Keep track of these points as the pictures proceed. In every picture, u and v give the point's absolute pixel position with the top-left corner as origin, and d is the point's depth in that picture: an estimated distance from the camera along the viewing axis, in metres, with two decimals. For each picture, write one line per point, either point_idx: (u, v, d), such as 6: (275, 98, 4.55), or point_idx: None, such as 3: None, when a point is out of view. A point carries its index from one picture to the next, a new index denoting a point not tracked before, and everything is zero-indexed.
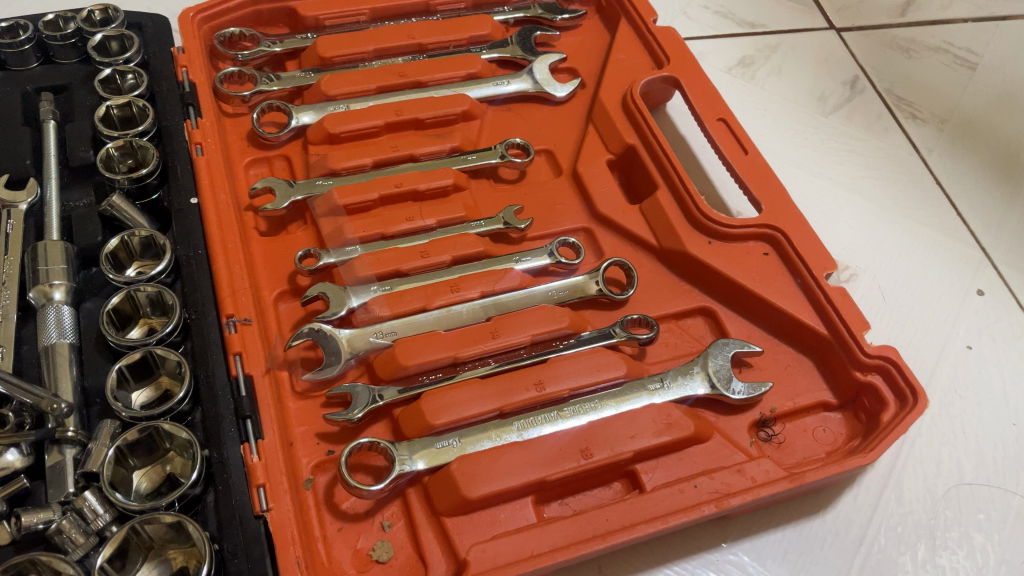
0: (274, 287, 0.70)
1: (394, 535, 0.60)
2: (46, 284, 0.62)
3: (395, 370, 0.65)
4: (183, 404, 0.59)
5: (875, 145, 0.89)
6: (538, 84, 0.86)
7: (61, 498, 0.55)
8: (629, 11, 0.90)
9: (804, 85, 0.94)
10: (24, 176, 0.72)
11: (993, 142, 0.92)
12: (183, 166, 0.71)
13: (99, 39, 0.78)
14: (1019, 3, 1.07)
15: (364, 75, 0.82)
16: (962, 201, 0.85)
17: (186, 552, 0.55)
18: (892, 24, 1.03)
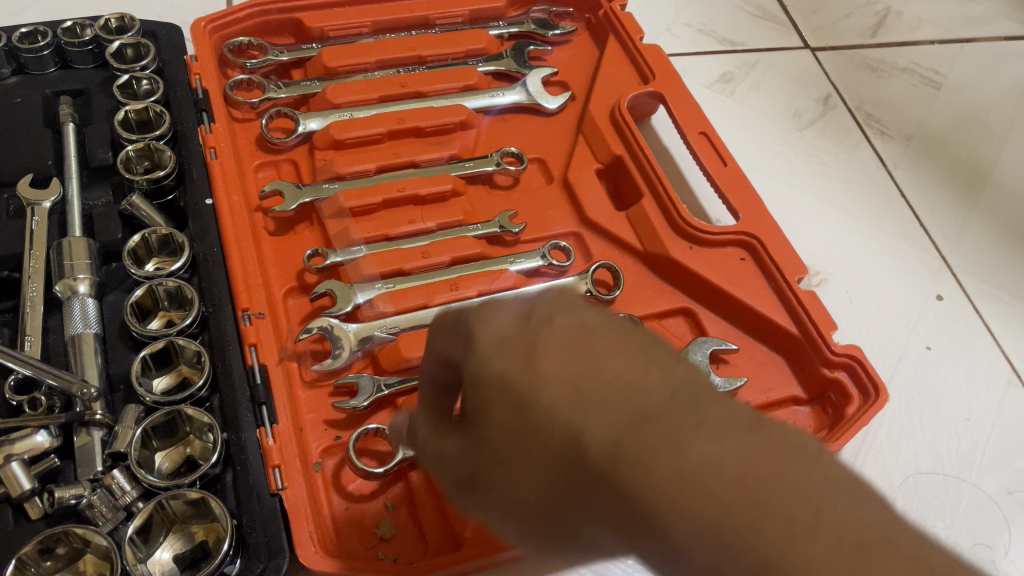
0: (284, 283, 0.74)
1: (397, 514, 0.65)
2: (71, 278, 0.66)
3: (398, 361, 0.70)
4: (202, 390, 0.63)
5: (846, 158, 0.95)
6: (531, 96, 0.91)
7: (90, 476, 0.59)
8: (617, 29, 0.95)
9: (780, 101, 1.00)
10: (47, 175, 0.76)
11: (955, 158, 0.98)
12: (198, 169, 0.75)
13: (117, 46, 0.82)
14: (981, 27, 1.13)
15: (366, 85, 0.87)
16: (925, 213, 0.92)
17: (207, 526, 0.59)
18: (864, 45, 1.09)
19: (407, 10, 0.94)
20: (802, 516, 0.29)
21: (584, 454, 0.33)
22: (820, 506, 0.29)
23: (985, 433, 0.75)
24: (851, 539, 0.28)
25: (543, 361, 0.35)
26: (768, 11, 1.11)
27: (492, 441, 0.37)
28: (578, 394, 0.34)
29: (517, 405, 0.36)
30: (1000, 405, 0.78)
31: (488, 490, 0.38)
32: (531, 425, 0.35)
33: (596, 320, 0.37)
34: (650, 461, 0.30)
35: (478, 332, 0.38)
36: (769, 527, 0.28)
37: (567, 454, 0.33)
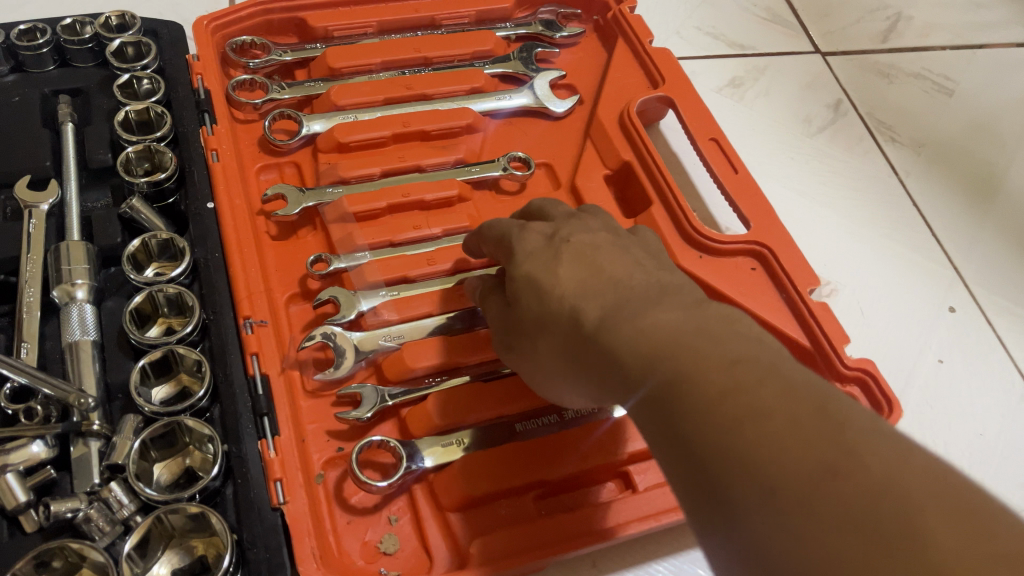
0: (286, 289, 0.73)
1: (400, 528, 0.63)
2: (69, 283, 0.65)
3: (403, 371, 0.68)
4: (203, 401, 0.62)
5: (856, 165, 0.94)
6: (538, 99, 0.89)
7: (87, 488, 0.57)
8: (626, 31, 0.94)
9: (790, 107, 0.98)
10: (44, 176, 0.74)
11: (966, 166, 0.96)
12: (199, 172, 0.73)
13: (117, 45, 0.80)
14: (993, 34, 1.12)
15: (372, 87, 0.85)
16: (936, 222, 0.90)
17: (207, 540, 0.58)
18: (874, 50, 1.08)
19: (412, 10, 0.92)
20: (692, 342, 0.37)
21: (579, 326, 0.45)
22: (710, 335, 0.38)
23: (997, 448, 0.74)
24: (727, 356, 0.36)
25: (564, 269, 0.50)
26: (777, 15, 1.09)
27: (538, 329, 0.51)
28: (582, 285, 0.47)
29: (538, 292, 0.50)
30: (1013, 419, 0.76)
31: (555, 369, 0.51)
32: (556, 310, 0.48)
33: (609, 247, 0.51)
34: (614, 324, 0.43)
35: (518, 247, 0.55)
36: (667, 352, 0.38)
37: (572, 326, 0.46)
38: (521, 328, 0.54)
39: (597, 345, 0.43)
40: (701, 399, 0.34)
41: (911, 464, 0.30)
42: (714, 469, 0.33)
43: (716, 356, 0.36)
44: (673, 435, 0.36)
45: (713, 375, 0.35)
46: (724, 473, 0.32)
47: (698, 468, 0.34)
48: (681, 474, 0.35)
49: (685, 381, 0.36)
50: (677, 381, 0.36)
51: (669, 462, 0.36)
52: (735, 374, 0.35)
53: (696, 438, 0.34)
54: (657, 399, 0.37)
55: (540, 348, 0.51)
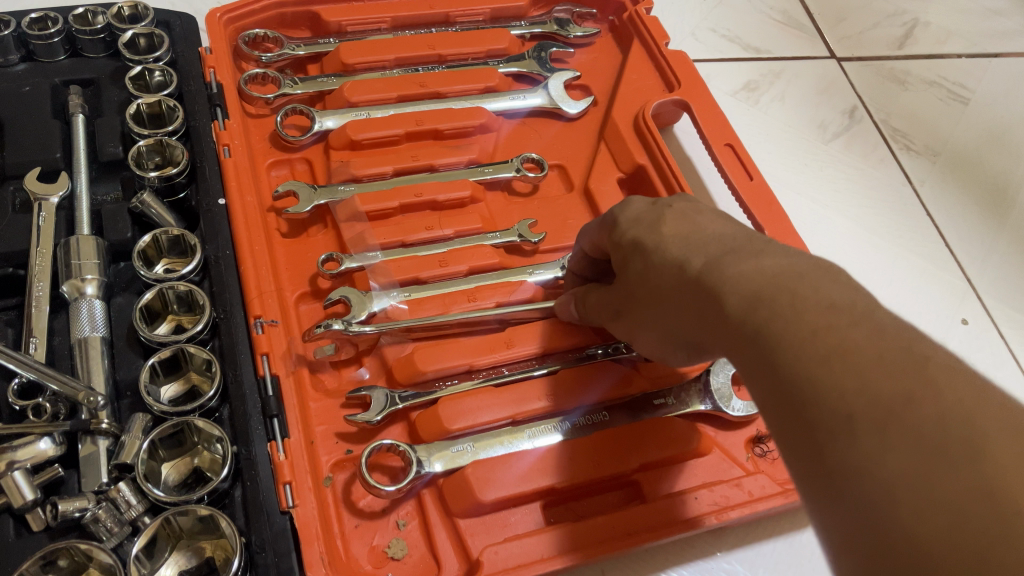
0: (296, 287, 0.72)
1: (408, 533, 0.63)
2: (78, 279, 0.64)
3: (413, 373, 0.68)
4: (212, 401, 0.61)
5: (871, 173, 0.93)
6: (552, 99, 0.89)
7: (95, 488, 0.57)
8: (642, 32, 0.93)
9: (805, 112, 0.98)
10: (55, 168, 0.74)
11: (981, 176, 0.96)
12: (211, 166, 0.73)
13: (129, 36, 0.79)
14: (1009, 41, 1.11)
15: (385, 84, 0.84)
16: (950, 232, 0.90)
17: (215, 542, 0.57)
18: (890, 56, 1.07)
19: (427, 7, 0.91)
20: (779, 287, 0.36)
21: (671, 283, 0.44)
22: (800, 278, 0.36)
23: None
24: (821, 299, 0.34)
25: (664, 231, 0.48)
26: (793, 18, 1.08)
27: (634, 288, 0.50)
28: (687, 241, 0.46)
29: (643, 251, 0.48)
30: None
31: (646, 325, 0.50)
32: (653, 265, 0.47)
33: (712, 212, 0.49)
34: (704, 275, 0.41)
35: (622, 212, 0.53)
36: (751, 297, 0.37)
37: (664, 278, 0.45)
38: (618, 294, 0.53)
39: (687, 295, 0.43)
40: (787, 343, 0.33)
41: (991, 406, 0.29)
42: (799, 402, 0.32)
43: (801, 300, 0.34)
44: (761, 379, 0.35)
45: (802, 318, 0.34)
46: (811, 409, 0.32)
47: (783, 410, 0.33)
48: (766, 405, 0.34)
49: (777, 322, 0.34)
50: (760, 327, 0.35)
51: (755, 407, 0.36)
52: (822, 317, 0.33)
53: (781, 380, 0.33)
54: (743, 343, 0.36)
55: (637, 311, 0.51)
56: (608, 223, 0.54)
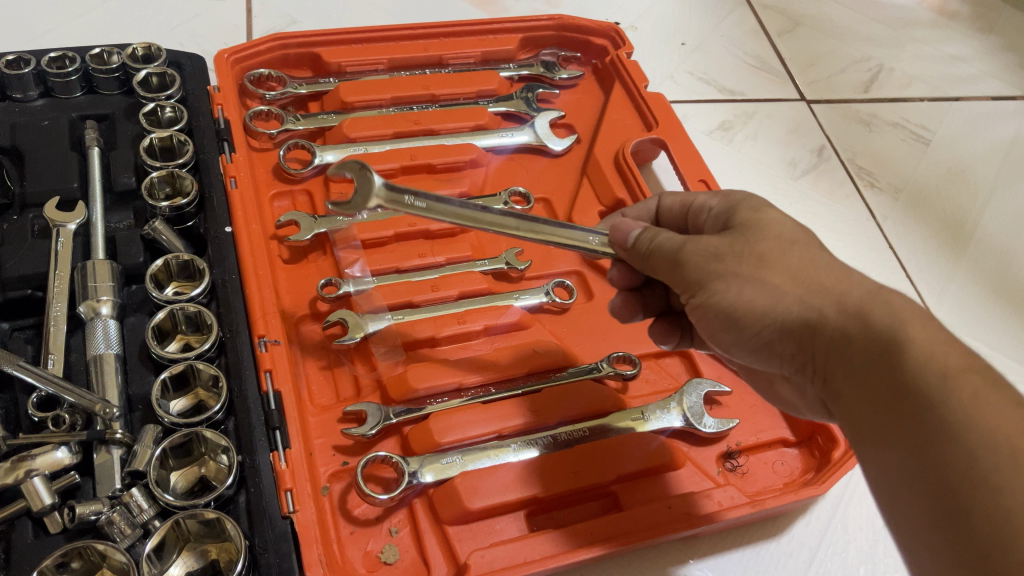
0: (297, 311, 0.77)
1: (400, 540, 0.67)
2: (95, 300, 0.69)
3: (406, 391, 0.73)
4: (219, 414, 0.66)
5: (838, 209, 0.99)
6: (538, 137, 0.94)
7: (109, 493, 0.61)
8: (623, 76, 0.99)
9: (776, 151, 1.04)
10: (72, 198, 0.78)
11: (941, 212, 1.02)
12: (218, 198, 0.78)
13: (143, 75, 0.85)
14: (968, 87, 1.19)
15: (382, 122, 0.90)
16: (911, 263, 0.96)
17: (220, 546, 0.61)
18: (857, 99, 1.14)
19: (421, 50, 0.98)
20: (959, 360, 0.43)
21: (813, 299, 0.50)
22: (982, 365, 0.44)
23: None
24: (987, 381, 0.42)
25: (799, 236, 0.54)
26: (765, 63, 1.15)
27: (764, 253, 0.53)
28: (828, 266, 0.52)
29: (782, 246, 0.53)
30: None
31: (747, 278, 0.52)
32: (808, 261, 0.52)
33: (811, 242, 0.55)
34: (869, 316, 0.47)
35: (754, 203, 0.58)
36: (935, 360, 0.43)
37: (813, 292, 0.50)
38: (725, 242, 0.54)
39: (835, 331, 0.48)
40: (972, 418, 0.41)
41: None
42: (968, 459, 0.40)
43: (972, 374, 0.42)
44: (937, 438, 0.42)
45: (992, 403, 0.41)
46: (983, 466, 0.39)
47: (958, 475, 0.40)
48: (927, 451, 0.42)
49: (946, 384, 0.42)
50: (941, 394, 0.42)
51: (907, 455, 0.43)
52: (1014, 411, 0.41)
53: (963, 449, 0.40)
54: (917, 400, 0.43)
55: (746, 263, 0.52)
56: (728, 206, 0.60)
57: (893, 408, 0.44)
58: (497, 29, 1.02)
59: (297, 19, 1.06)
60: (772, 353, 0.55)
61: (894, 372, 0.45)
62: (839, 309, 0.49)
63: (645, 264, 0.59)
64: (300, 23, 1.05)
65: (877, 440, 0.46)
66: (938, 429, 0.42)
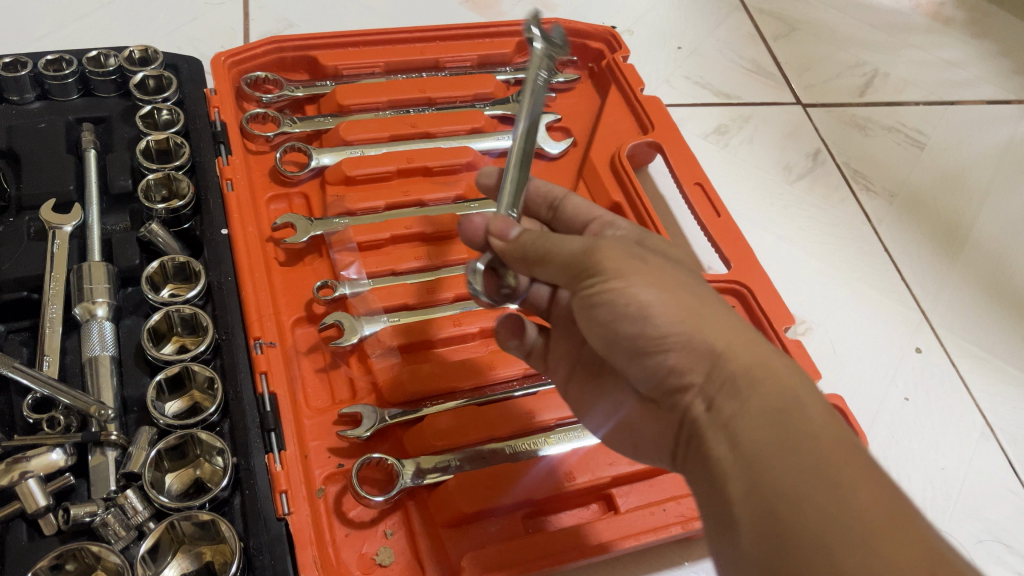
0: (293, 312, 0.77)
1: (395, 542, 0.67)
2: (90, 302, 0.69)
3: (402, 394, 0.73)
4: (214, 416, 0.66)
5: (833, 213, 1.00)
6: (535, 140, 0.94)
7: (103, 495, 0.61)
8: (619, 79, 0.99)
9: (772, 154, 1.04)
10: (68, 200, 0.78)
11: (936, 216, 1.02)
12: (215, 200, 0.78)
13: (140, 77, 0.85)
14: (963, 91, 1.19)
15: (378, 125, 0.90)
16: (906, 267, 0.96)
17: (215, 547, 0.61)
18: (852, 103, 1.15)
19: (418, 53, 0.98)
20: (851, 434, 0.43)
21: (720, 329, 0.48)
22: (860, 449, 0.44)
23: (957, 481, 0.79)
24: (872, 460, 0.42)
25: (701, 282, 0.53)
26: (761, 67, 1.16)
27: (678, 277, 0.51)
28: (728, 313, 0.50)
29: (689, 282, 0.51)
30: (974, 456, 0.81)
31: (660, 286, 0.49)
32: (719, 303, 0.51)
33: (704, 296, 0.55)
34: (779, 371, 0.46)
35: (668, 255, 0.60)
36: (837, 429, 0.42)
37: (717, 324, 0.48)
38: (634, 253, 0.52)
39: (738, 365, 0.46)
40: (863, 485, 0.39)
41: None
42: (851, 517, 0.38)
43: (861, 450, 0.42)
44: (833, 494, 0.39)
45: (878, 480, 0.40)
46: (867, 527, 0.38)
47: (838, 530, 0.38)
48: (808, 500, 0.40)
49: (841, 448, 0.41)
50: (835, 454, 0.41)
51: (782, 497, 0.40)
52: (897, 493, 0.40)
53: (849, 509, 0.39)
54: (814, 450, 0.41)
55: (661, 276, 0.50)
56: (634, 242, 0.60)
57: (787, 453, 0.42)
58: (494, 33, 1.02)
59: (294, 22, 1.06)
60: (655, 374, 0.51)
61: (800, 425, 0.42)
62: (751, 353, 0.47)
63: (527, 267, 0.56)
64: (298, 26, 1.05)
65: (754, 485, 0.42)
66: (832, 485, 0.40)
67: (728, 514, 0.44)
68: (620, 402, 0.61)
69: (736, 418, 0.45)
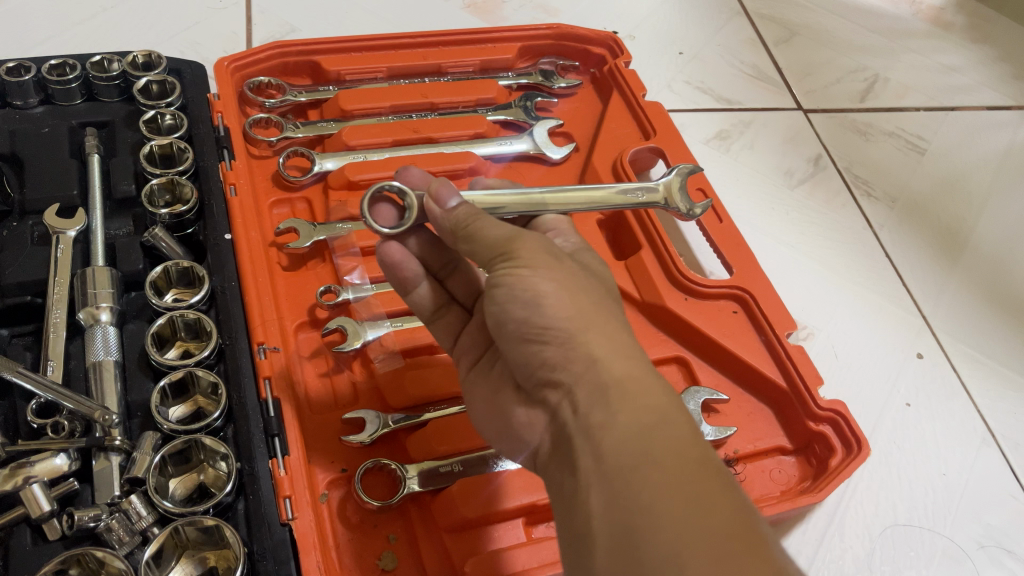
0: (295, 317, 0.77)
1: (398, 547, 0.67)
2: (94, 307, 0.69)
3: (405, 398, 0.73)
4: (217, 421, 0.66)
5: (834, 218, 1.00)
6: (537, 145, 0.95)
7: (107, 500, 0.61)
8: (621, 85, 1.00)
9: (773, 160, 1.04)
10: (72, 205, 0.79)
11: (936, 221, 1.03)
12: (219, 206, 0.78)
13: (144, 82, 0.86)
14: (964, 97, 1.20)
15: (381, 129, 0.91)
16: (906, 272, 0.96)
17: (219, 553, 0.61)
18: (853, 109, 1.15)
19: (420, 58, 0.98)
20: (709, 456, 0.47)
21: (605, 339, 0.52)
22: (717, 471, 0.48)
23: (958, 486, 0.79)
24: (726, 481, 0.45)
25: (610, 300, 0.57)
26: (762, 72, 1.16)
27: (585, 284, 0.55)
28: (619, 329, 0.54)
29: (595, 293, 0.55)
30: (975, 461, 0.82)
31: (562, 285, 0.53)
32: (613, 315, 0.54)
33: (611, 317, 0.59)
34: (645, 387, 0.49)
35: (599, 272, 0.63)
36: (692, 443, 0.46)
37: (607, 333, 0.52)
38: (551, 254, 0.55)
39: (616, 378, 0.50)
40: (716, 502, 0.43)
41: None
42: (703, 530, 0.42)
43: (718, 471, 0.46)
44: (686, 499, 0.43)
45: (730, 499, 0.44)
46: (715, 538, 0.41)
47: (688, 539, 0.42)
48: (663, 510, 0.43)
49: (699, 467, 0.45)
50: (693, 474, 0.44)
51: (641, 508, 0.44)
52: (745, 511, 0.44)
53: (701, 521, 0.42)
54: (674, 466, 0.45)
55: (564, 280, 0.53)
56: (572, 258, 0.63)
57: (644, 462, 0.45)
58: (496, 38, 1.03)
59: (296, 27, 1.06)
60: (531, 364, 0.54)
61: (659, 436, 0.46)
62: (624, 366, 0.50)
63: (454, 237, 0.57)
64: (300, 31, 1.06)
65: (615, 499, 0.45)
66: (688, 501, 0.43)
67: (587, 527, 0.47)
68: (495, 391, 0.61)
69: (603, 427, 0.48)
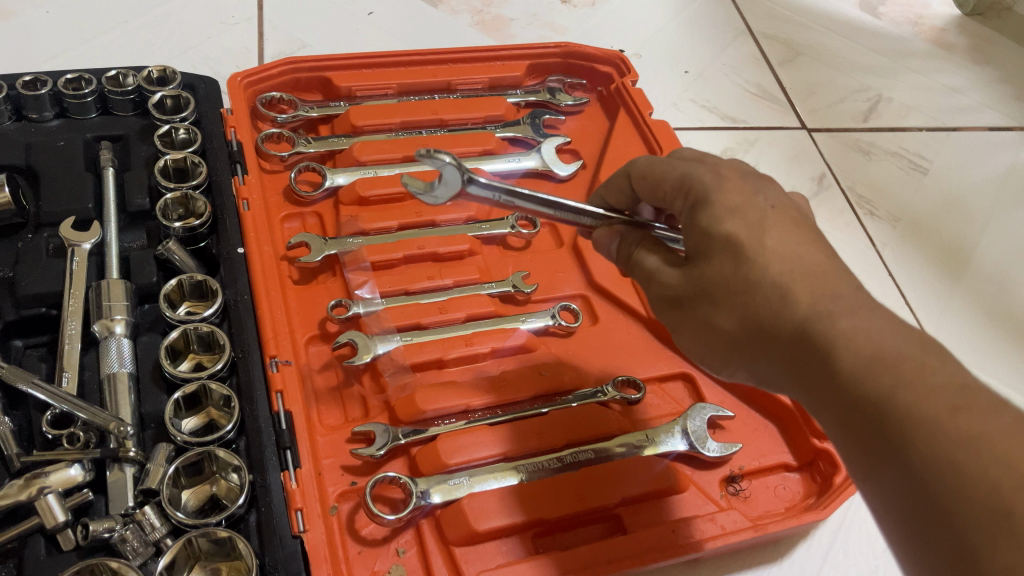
0: (306, 331, 0.78)
1: (407, 560, 0.67)
2: (109, 319, 0.70)
3: (414, 412, 0.74)
4: (230, 433, 0.66)
5: (837, 236, 1.01)
6: (545, 162, 0.96)
7: (122, 511, 0.62)
8: (628, 103, 1.01)
9: (778, 178, 1.06)
10: (87, 217, 0.80)
11: (938, 240, 1.04)
12: (231, 220, 0.79)
13: (158, 97, 0.87)
14: (965, 117, 1.21)
15: (391, 145, 0.92)
16: (910, 290, 0.97)
17: (231, 564, 0.62)
18: (856, 128, 1.16)
19: (430, 75, 1.00)
20: (899, 371, 0.43)
21: (756, 326, 0.50)
22: (928, 358, 0.43)
23: None
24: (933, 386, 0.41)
25: (752, 248, 0.50)
26: (767, 91, 1.17)
27: (715, 286, 0.51)
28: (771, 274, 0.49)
29: (735, 258, 0.51)
30: None
31: (700, 324, 0.54)
32: (747, 285, 0.50)
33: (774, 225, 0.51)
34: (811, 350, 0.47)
35: (759, 192, 0.53)
36: (875, 366, 0.43)
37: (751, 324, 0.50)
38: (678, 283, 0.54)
39: (787, 349, 0.49)
40: (921, 432, 0.40)
41: None
42: (916, 475, 0.40)
43: (916, 379, 0.42)
44: (894, 449, 0.42)
45: (942, 406, 0.40)
46: (927, 479, 0.40)
47: (911, 494, 0.41)
48: (878, 468, 0.43)
49: (889, 404, 0.42)
50: (882, 417, 0.42)
51: (864, 470, 0.45)
52: (959, 412, 0.40)
53: (911, 470, 0.41)
54: (867, 418, 0.43)
55: (704, 317, 0.53)
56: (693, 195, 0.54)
57: (849, 429, 0.45)
58: (504, 56, 1.04)
59: (307, 43, 1.07)
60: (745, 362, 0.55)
61: (843, 394, 0.45)
62: (779, 336, 0.49)
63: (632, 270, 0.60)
64: (311, 47, 1.07)
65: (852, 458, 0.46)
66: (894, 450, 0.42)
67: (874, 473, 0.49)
68: None
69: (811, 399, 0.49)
